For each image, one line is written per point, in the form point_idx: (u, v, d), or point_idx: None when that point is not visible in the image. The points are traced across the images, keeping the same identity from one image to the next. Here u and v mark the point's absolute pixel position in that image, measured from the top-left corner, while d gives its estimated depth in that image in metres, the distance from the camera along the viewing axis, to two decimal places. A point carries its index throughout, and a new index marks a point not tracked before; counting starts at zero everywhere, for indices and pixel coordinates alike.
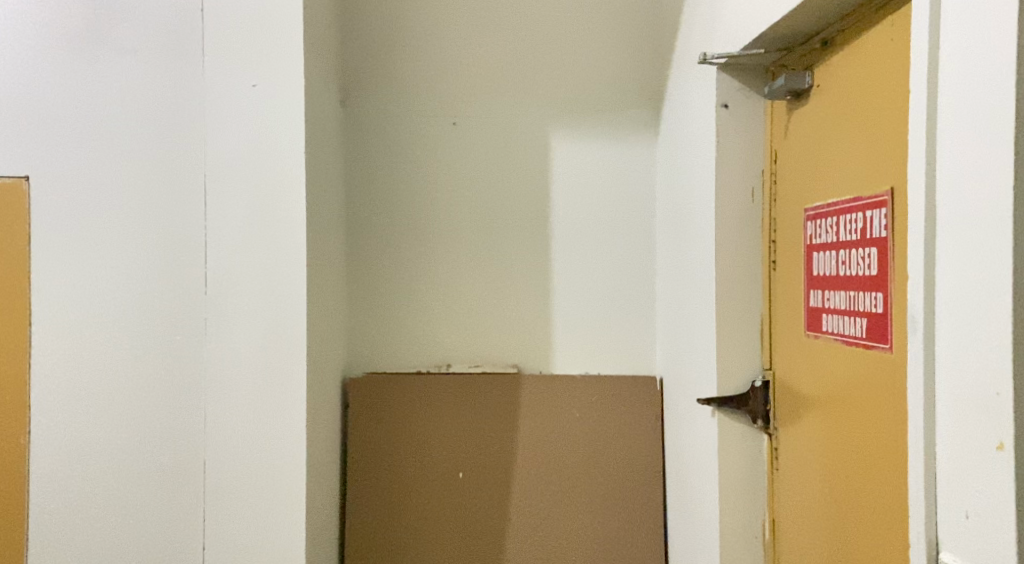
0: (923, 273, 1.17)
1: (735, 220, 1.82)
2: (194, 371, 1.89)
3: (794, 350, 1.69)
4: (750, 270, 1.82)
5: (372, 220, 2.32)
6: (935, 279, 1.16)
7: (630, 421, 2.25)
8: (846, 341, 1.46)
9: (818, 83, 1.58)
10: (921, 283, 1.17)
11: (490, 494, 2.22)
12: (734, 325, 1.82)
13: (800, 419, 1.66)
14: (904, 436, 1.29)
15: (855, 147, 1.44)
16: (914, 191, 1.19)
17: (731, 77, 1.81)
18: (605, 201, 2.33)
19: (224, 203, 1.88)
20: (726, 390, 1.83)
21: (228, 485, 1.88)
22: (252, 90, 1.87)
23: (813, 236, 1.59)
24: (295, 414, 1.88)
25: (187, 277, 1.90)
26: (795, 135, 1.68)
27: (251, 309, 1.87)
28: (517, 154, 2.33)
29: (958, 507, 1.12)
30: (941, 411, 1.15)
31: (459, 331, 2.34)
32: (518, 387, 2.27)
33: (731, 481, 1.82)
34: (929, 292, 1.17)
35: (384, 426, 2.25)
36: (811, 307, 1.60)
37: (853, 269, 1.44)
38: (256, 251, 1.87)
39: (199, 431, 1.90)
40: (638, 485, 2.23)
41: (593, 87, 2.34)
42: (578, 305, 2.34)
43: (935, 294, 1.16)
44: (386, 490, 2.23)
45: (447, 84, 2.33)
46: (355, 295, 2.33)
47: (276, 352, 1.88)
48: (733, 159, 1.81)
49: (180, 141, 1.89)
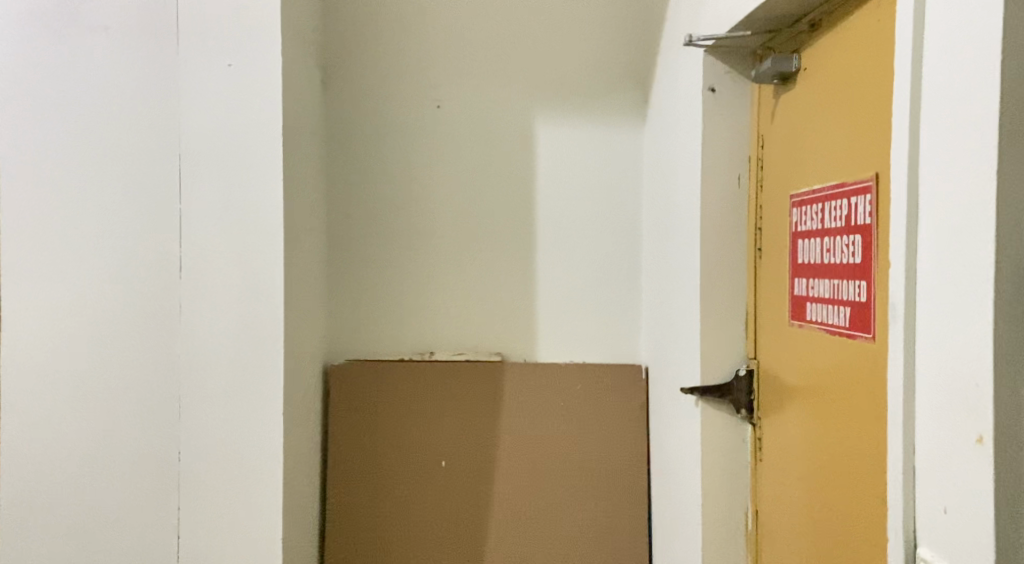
0: (905, 261, 1.14)
1: (720, 206, 1.78)
2: (168, 357, 1.86)
3: (778, 339, 1.66)
4: (735, 257, 1.80)
5: (354, 205, 2.29)
6: (917, 268, 1.13)
7: (615, 410, 2.23)
8: (830, 330, 1.43)
9: (804, 66, 1.55)
10: (903, 270, 1.14)
11: (471, 483, 2.20)
12: (718, 313, 1.80)
13: (784, 409, 1.63)
14: (886, 427, 1.26)
15: (841, 131, 1.40)
16: (896, 176, 1.16)
17: (718, 60, 1.77)
18: (591, 186, 2.30)
19: (198, 186, 1.84)
20: (709, 380, 1.80)
21: (203, 473, 1.86)
22: (228, 70, 1.83)
23: (798, 222, 1.56)
24: (272, 402, 1.86)
25: (161, 262, 1.86)
26: (782, 120, 1.64)
27: (228, 293, 1.84)
28: (503, 138, 2.30)
29: (937, 502, 1.09)
30: (922, 404, 1.12)
31: (442, 319, 2.31)
32: (501, 375, 2.24)
33: (713, 471, 1.79)
34: (911, 279, 1.14)
35: (365, 414, 2.22)
36: (795, 295, 1.57)
37: (838, 258, 1.40)
38: (233, 234, 1.84)
39: (173, 418, 1.86)
40: (622, 474, 2.21)
41: (581, 70, 2.29)
42: (564, 293, 2.31)
43: (917, 284, 1.13)
44: (366, 479, 2.20)
45: (431, 66, 2.29)
46: (336, 281, 2.29)
47: (253, 337, 1.85)
48: (719, 143, 1.78)
49: (153, 122, 1.85)
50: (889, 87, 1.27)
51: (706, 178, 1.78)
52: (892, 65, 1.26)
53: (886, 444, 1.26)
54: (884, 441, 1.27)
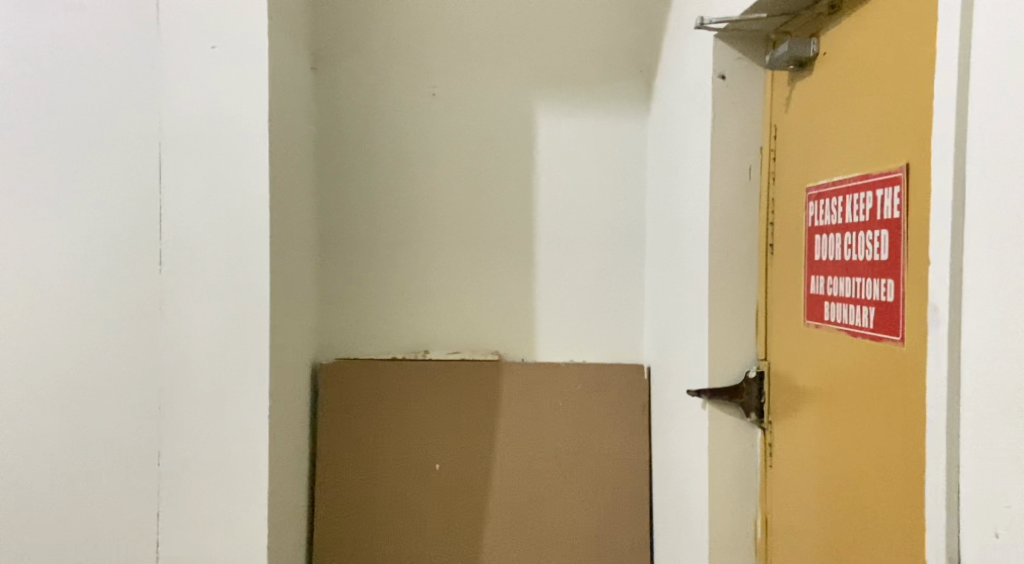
0: (949, 260, 1.05)
1: (731, 200, 1.70)
2: (148, 356, 1.76)
3: (791, 340, 1.58)
4: (746, 253, 1.71)
5: (346, 197, 2.19)
6: (963, 268, 1.04)
7: (617, 412, 2.14)
8: (852, 332, 1.34)
9: (824, 50, 1.46)
10: (947, 271, 1.05)
11: (467, 488, 2.11)
12: (728, 312, 1.71)
13: (798, 413, 1.55)
14: (918, 437, 1.17)
15: (866, 119, 1.31)
16: (938, 167, 1.07)
17: (729, 45, 1.68)
18: (593, 181, 2.21)
19: (181, 175, 1.74)
20: (717, 381, 1.71)
21: (184, 477, 1.76)
22: (211, 52, 1.73)
23: (815, 217, 1.47)
24: (257, 405, 1.76)
25: (140, 255, 1.76)
26: (797, 108, 1.56)
27: (211, 288, 1.75)
28: (501, 130, 2.20)
29: (988, 523, 1.00)
30: (970, 415, 1.03)
31: (437, 317, 2.21)
32: (498, 375, 2.15)
33: (721, 478, 1.71)
34: (956, 280, 1.05)
35: (356, 415, 2.13)
36: (812, 294, 1.48)
37: (862, 255, 1.32)
38: (217, 227, 1.74)
39: (152, 420, 1.77)
40: (624, 479, 2.12)
41: (582, 57, 2.20)
42: (564, 290, 2.22)
43: (963, 284, 1.04)
44: (356, 482, 2.11)
45: (427, 53, 2.19)
46: (327, 276, 2.20)
47: (238, 334, 1.75)
48: (729, 133, 1.69)
49: (132, 108, 1.75)
50: (925, 70, 1.17)
51: (715, 170, 1.69)
52: (929, 47, 1.17)
53: (918, 453, 1.17)
54: (914, 451, 1.18)
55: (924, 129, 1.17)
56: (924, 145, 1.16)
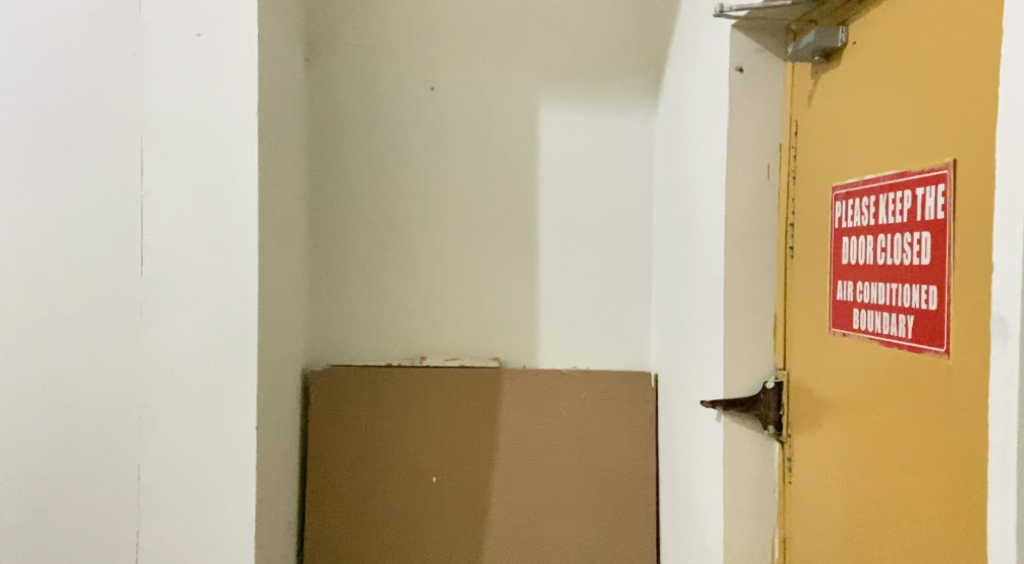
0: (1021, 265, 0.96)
1: (748, 200, 1.60)
2: (127, 363, 1.65)
3: (814, 349, 1.49)
4: (765, 257, 1.61)
5: (340, 195, 2.09)
6: None
7: (623, 421, 2.04)
8: (888, 341, 1.25)
9: (853, 40, 1.37)
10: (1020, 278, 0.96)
11: (467, 501, 2.00)
12: (745, 319, 1.62)
13: (822, 427, 1.46)
14: (970, 453, 1.08)
15: (906, 112, 1.22)
16: (1007, 165, 0.98)
17: (747, 36, 1.59)
18: (598, 180, 2.11)
19: (163, 169, 1.64)
20: (733, 392, 1.62)
21: (166, 491, 1.65)
22: (197, 40, 1.63)
23: (843, 218, 1.38)
24: (244, 417, 1.65)
25: (119, 255, 1.65)
26: (821, 102, 1.46)
27: (196, 291, 1.64)
28: (503, 126, 2.10)
29: None
30: None
31: (435, 321, 2.11)
32: (499, 382, 2.05)
33: (737, 494, 1.61)
34: None
35: (349, 424, 2.03)
36: (838, 300, 1.39)
37: (900, 259, 1.23)
38: (203, 225, 1.64)
39: (131, 432, 1.66)
40: (631, 492, 2.02)
41: (588, 51, 2.10)
42: (567, 293, 2.12)
43: None
44: (349, 496, 2.01)
45: (425, 45, 2.09)
46: (319, 278, 2.09)
47: (224, 339, 1.64)
48: (747, 128, 1.60)
49: (111, 99, 1.64)
50: (983, 58, 1.07)
51: (732, 168, 1.60)
52: (985, 34, 1.07)
53: (971, 473, 1.08)
54: (966, 471, 1.09)
55: (979, 123, 1.08)
56: (979, 140, 1.07)
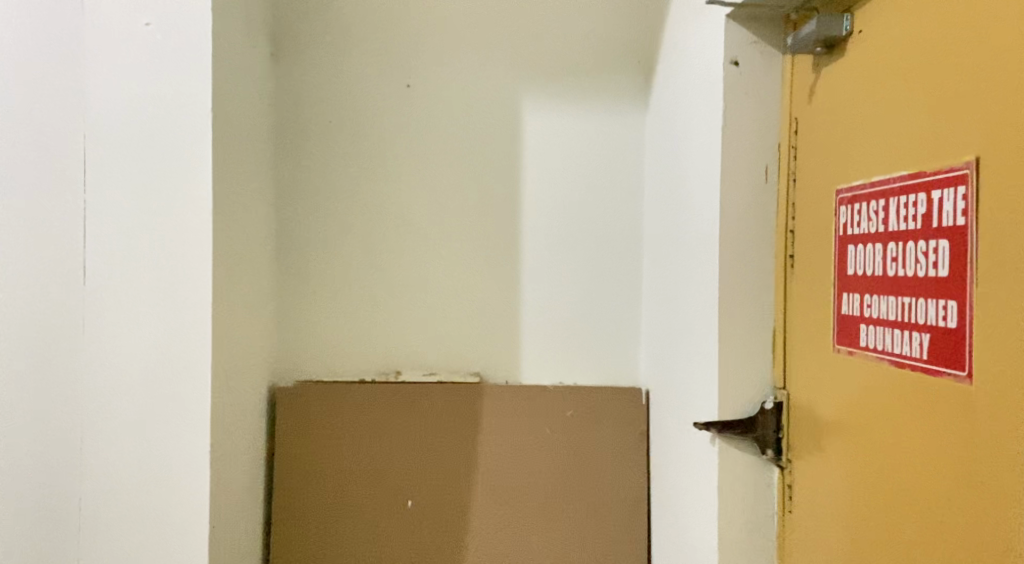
0: None
1: (744, 204, 1.48)
2: (69, 381, 1.52)
3: (815, 367, 1.36)
4: (762, 267, 1.49)
5: (310, 199, 1.96)
6: None
7: (612, 441, 1.91)
8: (900, 361, 1.13)
9: (858, 28, 1.24)
10: None
11: (445, 527, 1.87)
12: (741, 334, 1.49)
13: (824, 453, 1.33)
14: (1000, 490, 0.96)
15: (919, 107, 1.10)
16: None
17: (743, 27, 1.46)
18: (585, 184, 1.98)
19: (108, 171, 1.51)
20: (729, 413, 1.49)
21: (111, 519, 1.52)
22: (146, 31, 1.50)
23: (847, 225, 1.26)
24: (196, 439, 1.52)
25: (61, 264, 1.52)
26: (823, 97, 1.34)
27: (144, 303, 1.51)
28: (485, 126, 1.98)
29: None
30: None
31: (411, 334, 1.98)
32: (479, 399, 1.92)
33: (732, 524, 1.48)
34: None
35: (318, 445, 1.89)
36: (843, 314, 1.27)
37: (911, 270, 1.11)
38: (151, 232, 1.51)
39: (72, 456, 1.52)
40: (620, 517, 1.89)
41: (574, 47, 1.98)
42: (552, 304, 1.99)
43: None
44: (318, 522, 1.87)
45: (401, 40, 1.97)
46: (287, 287, 1.96)
47: (174, 356, 1.51)
48: (742, 127, 1.47)
49: (50, 94, 1.51)
50: (1011, 43, 0.95)
51: (726, 170, 1.47)
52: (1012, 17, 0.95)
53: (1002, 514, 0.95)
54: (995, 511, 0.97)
55: (1007, 117, 0.96)
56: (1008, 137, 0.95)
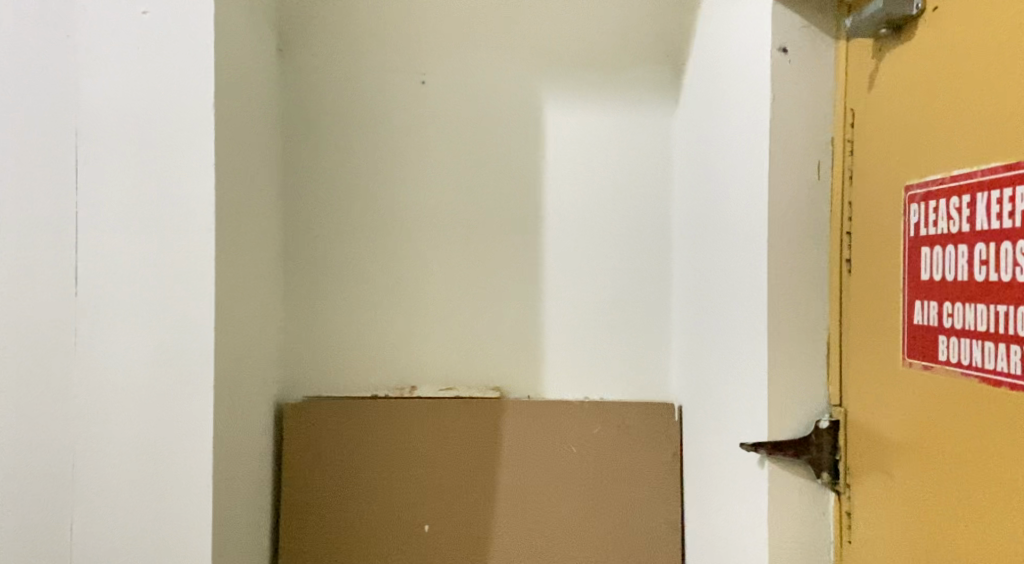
0: None
1: (794, 203, 1.35)
2: (58, 401, 1.40)
3: (879, 383, 1.23)
4: (814, 272, 1.36)
5: (318, 202, 1.84)
6: None
7: (641, 460, 1.78)
8: (991, 377, 1.00)
9: (930, 5, 1.12)
10: None
11: (463, 553, 1.74)
12: (791, 346, 1.36)
13: (892, 478, 1.19)
14: None
15: (1013, 90, 0.97)
16: None
17: (792, 10, 1.34)
18: (611, 184, 1.86)
19: (101, 169, 1.39)
20: (778, 433, 1.36)
21: (104, 548, 1.39)
22: (142, 19, 1.39)
23: (921, 224, 1.13)
24: (197, 461, 1.39)
25: (53, 271, 1.40)
26: (887, 85, 1.21)
27: (140, 315, 1.39)
28: (504, 124, 1.85)
29: None
30: None
31: (426, 346, 1.85)
32: (498, 415, 1.79)
33: (784, 552, 1.35)
34: None
35: (328, 465, 1.76)
36: (916, 325, 1.14)
37: (1007, 274, 0.98)
38: (148, 236, 1.39)
39: (61, 481, 1.40)
40: (650, 542, 1.76)
41: (598, 39, 1.86)
42: (576, 312, 1.86)
43: None
44: (328, 547, 1.74)
45: (413, 32, 1.84)
46: (294, 296, 1.84)
47: (174, 371, 1.39)
48: (791, 121, 1.34)
49: (39, 88, 1.40)
50: None
51: (774, 167, 1.35)
52: None
53: None
54: None
55: None
56: None
